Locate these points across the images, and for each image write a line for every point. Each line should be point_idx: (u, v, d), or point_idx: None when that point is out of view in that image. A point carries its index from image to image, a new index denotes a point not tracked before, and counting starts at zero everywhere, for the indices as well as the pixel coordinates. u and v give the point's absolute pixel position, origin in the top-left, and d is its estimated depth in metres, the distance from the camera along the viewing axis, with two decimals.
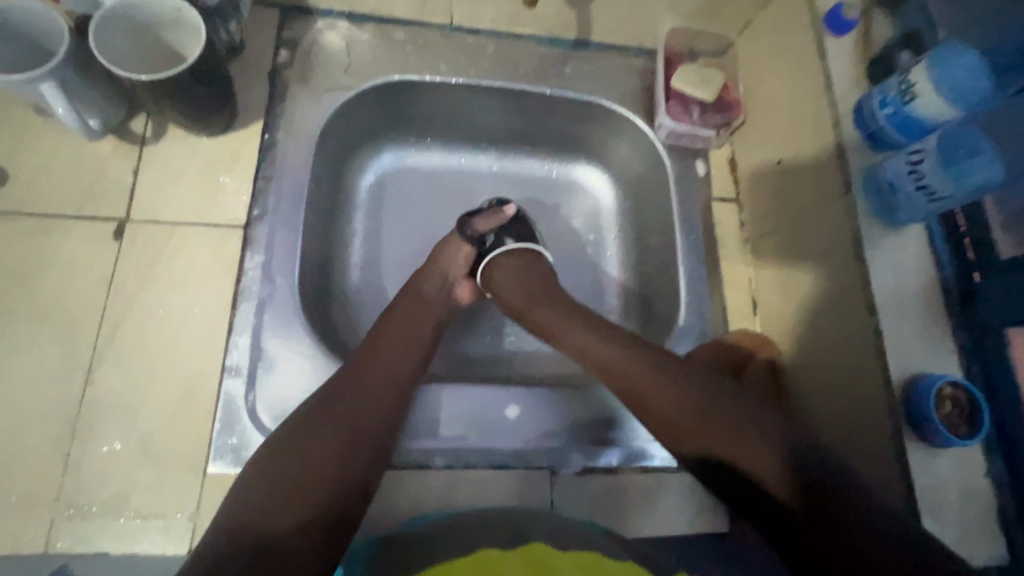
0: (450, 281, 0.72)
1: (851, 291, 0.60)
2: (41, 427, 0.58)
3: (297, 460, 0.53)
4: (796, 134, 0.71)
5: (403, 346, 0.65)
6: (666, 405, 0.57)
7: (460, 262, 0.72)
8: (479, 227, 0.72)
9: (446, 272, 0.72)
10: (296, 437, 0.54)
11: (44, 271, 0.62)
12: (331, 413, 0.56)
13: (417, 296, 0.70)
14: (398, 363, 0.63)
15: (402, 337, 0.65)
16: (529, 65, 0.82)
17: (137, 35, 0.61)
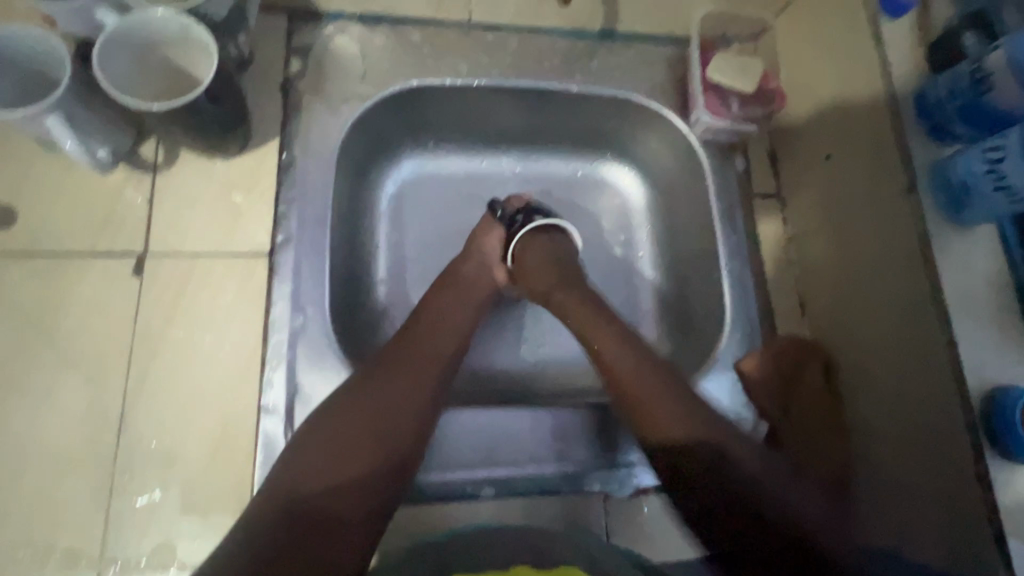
0: (486, 262, 0.69)
1: (919, 298, 0.57)
2: (75, 478, 0.56)
3: (331, 447, 0.51)
4: (848, 126, 0.66)
5: (426, 340, 0.60)
6: (660, 425, 0.55)
7: (493, 246, 0.70)
8: (512, 206, 0.72)
9: (482, 256, 0.70)
10: (334, 423, 0.53)
11: (64, 314, 0.59)
12: (364, 405, 0.54)
13: (459, 279, 0.67)
14: (432, 352, 0.60)
15: (433, 327, 0.62)
16: (554, 61, 0.76)
17: (142, 57, 0.57)
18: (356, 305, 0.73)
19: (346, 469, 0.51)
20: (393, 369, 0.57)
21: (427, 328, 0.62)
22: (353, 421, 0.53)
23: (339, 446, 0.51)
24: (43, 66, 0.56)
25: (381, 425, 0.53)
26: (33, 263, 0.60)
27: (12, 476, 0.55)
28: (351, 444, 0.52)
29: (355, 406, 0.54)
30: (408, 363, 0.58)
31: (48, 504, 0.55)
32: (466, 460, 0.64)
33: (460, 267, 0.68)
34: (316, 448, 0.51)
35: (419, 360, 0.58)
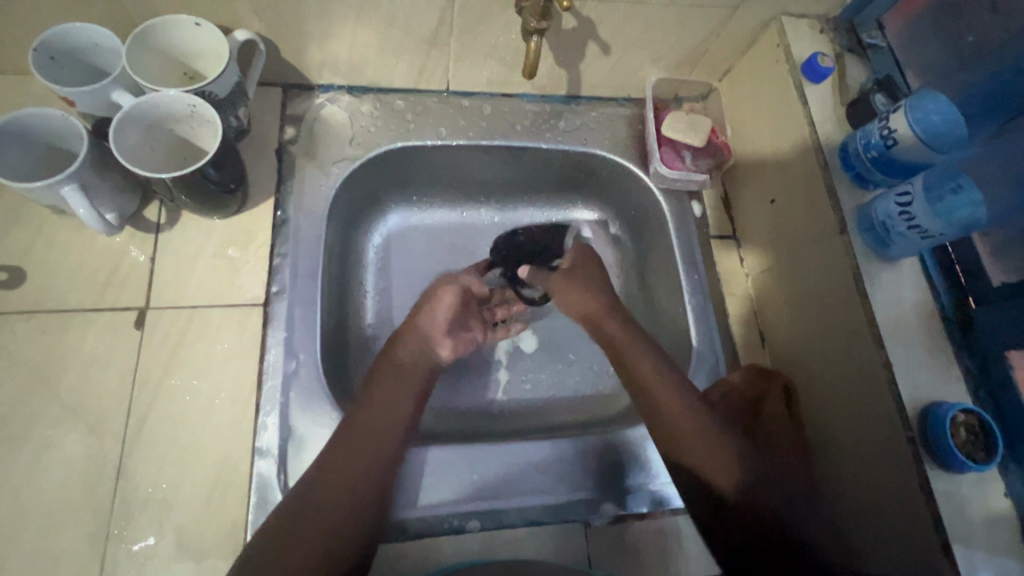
0: (431, 338, 0.71)
1: (855, 325, 0.63)
2: (73, 528, 0.57)
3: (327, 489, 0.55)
4: (785, 175, 0.75)
5: (407, 387, 0.66)
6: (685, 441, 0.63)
7: (436, 320, 0.72)
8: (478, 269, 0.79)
9: (425, 332, 0.70)
10: (327, 465, 0.57)
11: (67, 367, 0.63)
12: (307, 508, 0.53)
13: (395, 359, 0.67)
14: (378, 440, 0.60)
15: (378, 411, 0.62)
16: (524, 122, 0.85)
17: (152, 132, 0.63)
18: (346, 350, 0.78)
19: (299, 568, 0.50)
20: (335, 464, 0.57)
21: (400, 373, 0.66)
22: (303, 520, 0.53)
23: (292, 543, 0.51)
24: (59, 142, 0.61)
25: (326, 519, 0.53)
26: (38, 320, 0.64)
27: (11, 528, 0.57)
28: (300, 542, 0.51)
29: (301, 506, 0.54)
30: (355, 456, 0.58)
31: (45, 555, 0.56)
32: (452, 494, 0.66)
33: (399, 349, 0.68)
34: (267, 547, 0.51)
35: (367, 448, 0.59)
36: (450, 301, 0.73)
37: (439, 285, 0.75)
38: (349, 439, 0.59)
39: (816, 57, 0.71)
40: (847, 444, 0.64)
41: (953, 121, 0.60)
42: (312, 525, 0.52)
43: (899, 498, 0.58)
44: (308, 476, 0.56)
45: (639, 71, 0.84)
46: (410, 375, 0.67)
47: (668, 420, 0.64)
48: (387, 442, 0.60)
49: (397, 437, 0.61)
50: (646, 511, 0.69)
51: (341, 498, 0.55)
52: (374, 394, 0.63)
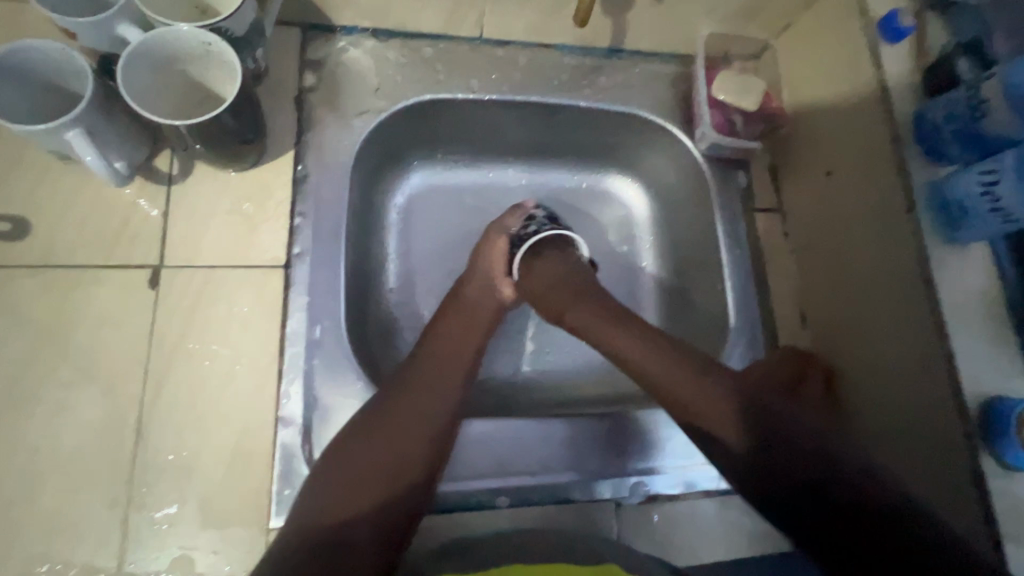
0: (490, 282, 0.69)
1: (914, 312, 0.60)
2: (92, 493, 0.55)
3: (354, 467, 0.53)
4: (845, 146, 0.70)
5: (449, 361, 0.62)
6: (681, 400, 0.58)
7: (497, 259, 0.70)
8: (513, 224, 0.71)
9: (485, 277, 0.69)
10: (355, 440, 0.55)
11: (78, 327, 0.59)
12: (373, 438, 0.55)
13: (464, 301, 0.68)
14: (442, 380, 0.60)
15: (441, 355, 0.62)
16: (562, 76, 0.78)
17: (163, 73, 0.57)
18: (368, 315, 0.74)
19: (368, 487, 0.52)
20: (402, 401, 0.58)
21: (441, 347, 0.63)
22: (362, 448, 0.54)
23: (358, 467, 0.53)
24: (61, 80, 0.56)
25: (390, 450, 0.54)
26: (46, 276, 0.60)
27: (28, 491, 0.55)
28: (367, 467, 0.53)
29: (368, 435, 0.55)
30: (420, 395, 0.58)
31: (64, 519, 0.55)
32: (480, 468, 0.65)
33: (464, 291, 0.69)
34: (336, 468, 0.53)
35: (432, 388, 0.59)
36: (507, 242, 0.70)
37: (494, 228, 0.72)
38: (416, 380, 0.59)
39: (896, 14, 0.64)
40: (891, 431, 0.63)
41: None
42: (380, 454, 0.54)
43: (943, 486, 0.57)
44: (374, 410, 0.57)
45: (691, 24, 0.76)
46: (474, 318, 0.67)
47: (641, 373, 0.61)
48: (449, 384, 0.60)
49: (437, 412, 0.58)
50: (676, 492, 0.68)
51: (408, 429, 0.56)
52: (440, 337, 0.64)
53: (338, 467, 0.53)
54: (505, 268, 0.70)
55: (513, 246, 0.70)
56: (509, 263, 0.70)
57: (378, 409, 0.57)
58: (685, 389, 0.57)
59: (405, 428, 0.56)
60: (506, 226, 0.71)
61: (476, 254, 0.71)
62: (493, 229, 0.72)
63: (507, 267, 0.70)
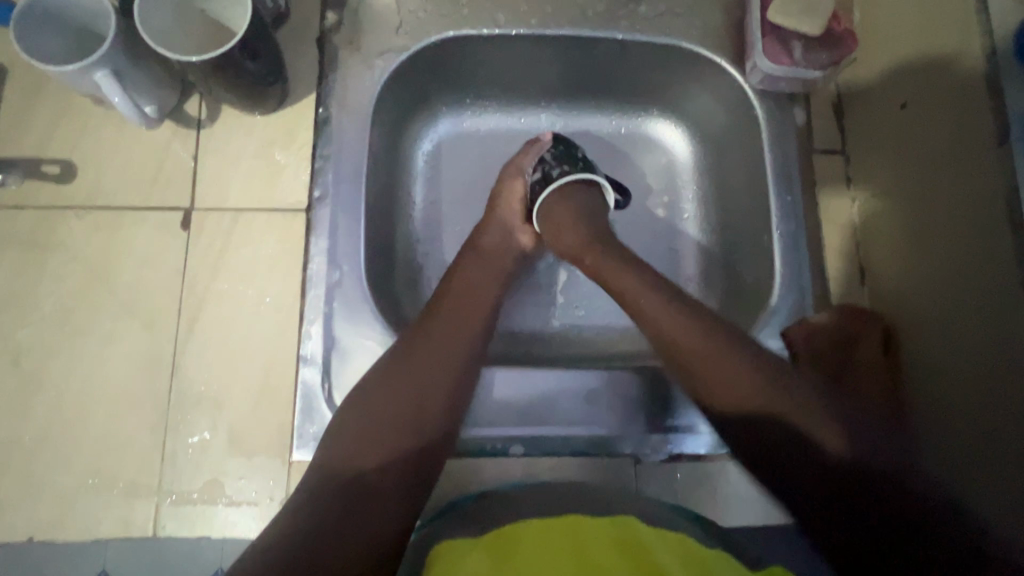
0: (510, 229, 0.68)
1: (999, 262, 0.50)
2: (136, 418, 0.60)
3: (373, 412, 0.53)
4: (928, 71, 0.59)
5: (468, 308, 0.61)
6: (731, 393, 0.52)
7: (515, 204, 0.68)
8: (525, 165, 0.69)
9: (505, 223, 0.68)
10: (376, 383, 0.55)
11: (119, 265, 0.63)
12: (390, 387, 0.54)
13: (484, 248, 0.66)
14: (459, 330, 0.59)
15: (459, 305, 0.61)
16: (597, 6, 0.71)
17: (182, 12, 0.58)
18: (392, 262, 0.73)
19: (381, 440, 0.52)
20: (420, 350, 0.57)
21: (463, 294, 0.62)
22: (378, 398, 0.54)
23: (375, 418, 0.53)
24: (90, 23, 0.58)
25: (402, 399, 0.54)
26: (91, 216, 0.64)
27: (82, 412, 0.60)
28: (383, 418, 0.53)
29: (385, 384, 0.54)
30: (436, 344, 0.57)
31: (113, 439, 0.60)
32: (498, 416, 0.64)
33: (482, 238, 0.67)
34: (352, 415, 0.53)
35: (448, 336, 0.58)
36: (524, 186, 0.68)
37: (509, 171, 0.70)
38: (432, 330, 0.58)
39: None
40: (969, 401, 0.54)
41: None
42: (393, 404, 0.53)
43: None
44: (392, 357, 0.56)
45: None
46: (497, 268, 0.65)
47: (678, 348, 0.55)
48: (466, 333, 0.59)
49: (457, 361, 0.57)
50: (702, 452, 0.65)
51: (422, 379, 0.55)
52: (462, 284, 0.63)
53: (352, 416, 0.53)
54: (523, 213, 0.68)
55: (531, 190, 0.67)
56: (526, 208, 0.68)
57: (399, 353, 0.56)
58: (735, 378, 0.52)
59: (427, 376, 0.55)
60: (520, 167, 0.69)
61: (493, 201, 0.69)
62: (508, 172, 0.70)
63: (523, 213, 0.68)
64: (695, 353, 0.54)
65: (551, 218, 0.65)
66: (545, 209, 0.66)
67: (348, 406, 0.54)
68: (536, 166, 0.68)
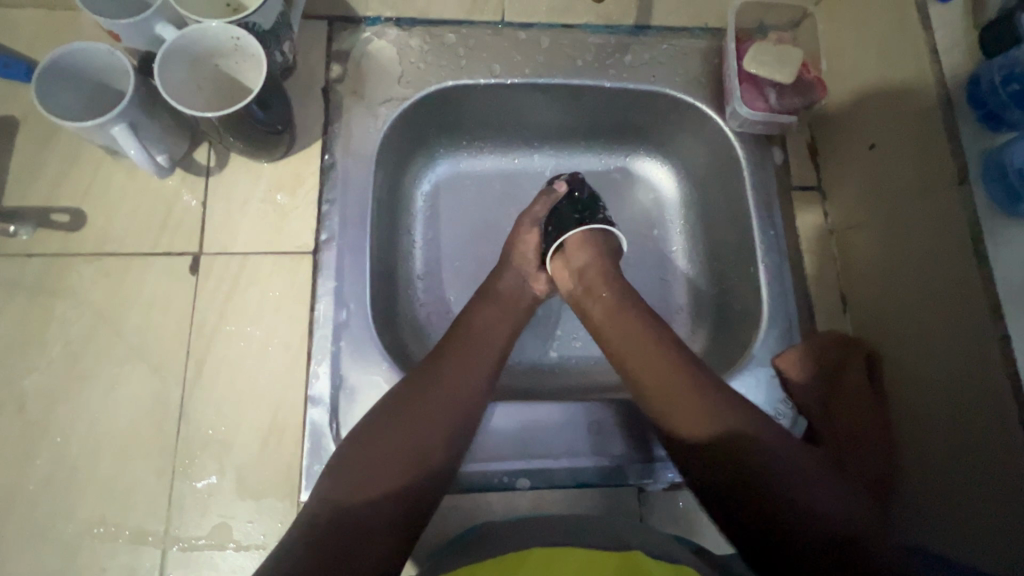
0: (525, 275, 0.70)
1: (969, 293, 0.55)
2: (143, 463, 0.60)
3: (371, 455, 0.53)
4: (891, 115, 0.65)
5: (474, 354, 0.62)
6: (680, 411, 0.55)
7: (529, 254, 0.71)
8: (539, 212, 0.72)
9: (520, 269, 0.70)
10: (378, 425, 0.56)
11: (128, 311, 0.64)
12: (393, 428, 0.55)
13: (493, 295, 0.68)
14: (468, 369, 0.61)
15: (465, 350, 0.62)
16: (586, 56, 0.76)
17: (197, 69, 0.61)
18: (394, 300, 0.75)
19: (381, 480, 0.52)
20: (424, 387, 0.58)
21: (469, 339, 0.63)
22: (382, 437, 0.55)
23: (374, 459, 0.53)
24: (107, 79, 0.60)
25: (401, 448, 0.54)
26: (100, 262, 0.65)
27: (87, 459, 0.60)
28: (387, 456, 0.54)
29: (385, 426, 0.55)
30: (438, 383, 0.59)
31: (119, 485, 0.59)
32: (501, 451, 0.65)
33: (499, 282, 0.69)
34: (353, 454, 0.54)
35: (457, 374, 0.60)
36: (538, 236, 0.71)
37: (525, 220, 0.72)
38: (439, 369, 0.60)
39: None
40: (946, 426, 0.58)
41: None
42: (400, 443, 0.54)
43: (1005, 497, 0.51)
44: (394, 401, 0.57)
45: None
46: (503, 313, 0.67)
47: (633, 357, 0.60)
48: (474, 373, 0.61)
49: (461, 406, 0.58)
50: None
51: (428, 419, 0.56)
52: (470, 328, 0.65)
53: (354, 459, 0.53)
54: (538, 263, 0.71)
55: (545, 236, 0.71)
56: (541, 256, 0.71)
57: (402, 398, 0.58)
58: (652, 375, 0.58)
59: (430, 419, 0.56)
60: (534, 217, 0.72)
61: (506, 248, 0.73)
62: (522, 222, 0.72)
63: (538, 261, 0.71)
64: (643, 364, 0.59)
65: (568, 263, 0.68)
66: (559, 256, 0.69)
67: (348, 450, 0.55)
68: (547, 217, 0.71)
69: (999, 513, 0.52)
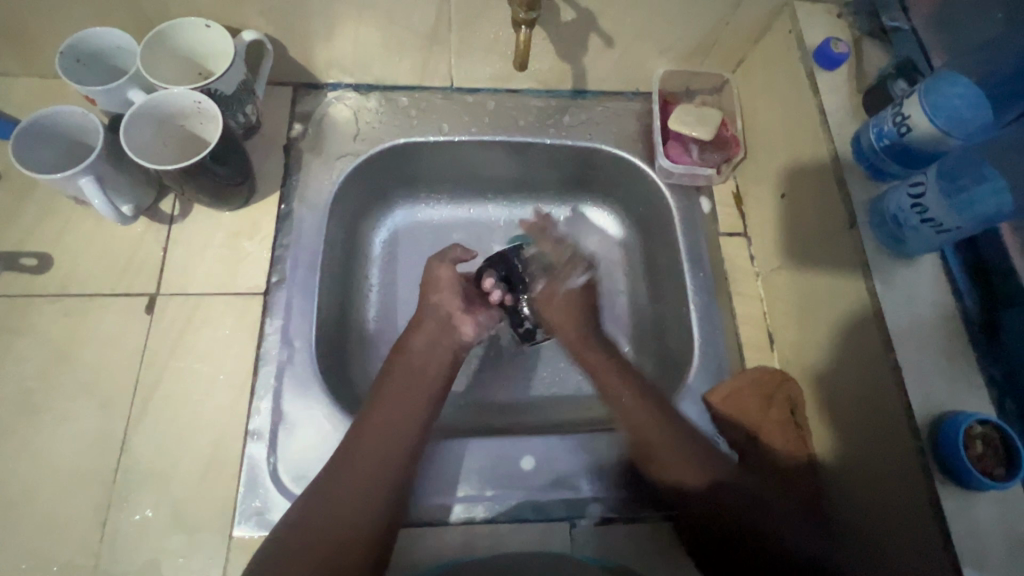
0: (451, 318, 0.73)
1: (865, 324, 0.59)
2: (80, 497, 0.61)
3: (348, 480, 0.58)
4: (795, 168, 0.71)
5: (419, 374, 0.68)
6: (671, 470, 0.64)
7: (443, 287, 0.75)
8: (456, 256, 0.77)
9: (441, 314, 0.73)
10: (345, 451, 0.60)
11: (82, 348, 0.67)
12: (355, 463, 0.59)
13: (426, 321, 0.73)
14: (413, 391, 0.66)
15: (406, 374, 0.67)
16: (528, 117, 0.84)
17: (164, 128, 0.68)
18: (343, 339, 0.79)
19: (359, 499, 0.57)
20: (370, 423, 0.62)
21: (410, 364, 0.68)
22: (354, 463, 0.59)
23: (349, 492, 0.58)
24: (81, 137, 0.67)
25: (370, 468, 0.59)
26: (61, 303, 0.69)
27: (25, 493, 0.61)
28: (362, 488, 0.58)
29: (348, 451, 0.60)
30: (387, 413, 0.63)
31: (55, 520, 0.60)
32: (444, 487, 0.67)
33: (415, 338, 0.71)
34: (326, 481, 0.58)
35: (404, 396, 0.65)
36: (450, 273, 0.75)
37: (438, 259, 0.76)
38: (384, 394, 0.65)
39: (828, 42, 0.67)
40: (858, 450, 0.60)
41: (981, 108, 0.56)
42: (373, 461, 0.59)
43: (921, 541, 0.52)
44: (354, 428, 0.62)
45: (647, 64, 0.82)
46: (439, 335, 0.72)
47: (635, 418, 0.67)
48: (418, 395, 0.66)
49: (414, 422, 0.64)
50: (634, 514, 0.66)
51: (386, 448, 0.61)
52: (411, 353, 0.70)
53: (332, 483, 0.58)
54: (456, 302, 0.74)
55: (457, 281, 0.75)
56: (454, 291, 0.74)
57: (357, 426, 0.62)
58: (666, 447, 0.64)
59: (392, 434, 0.62)
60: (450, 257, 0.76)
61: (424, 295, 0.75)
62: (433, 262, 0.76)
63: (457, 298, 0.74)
64: (643, 427, 0.66)
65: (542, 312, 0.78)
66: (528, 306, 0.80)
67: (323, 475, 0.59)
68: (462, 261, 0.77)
69: (896, 528, 0.55)
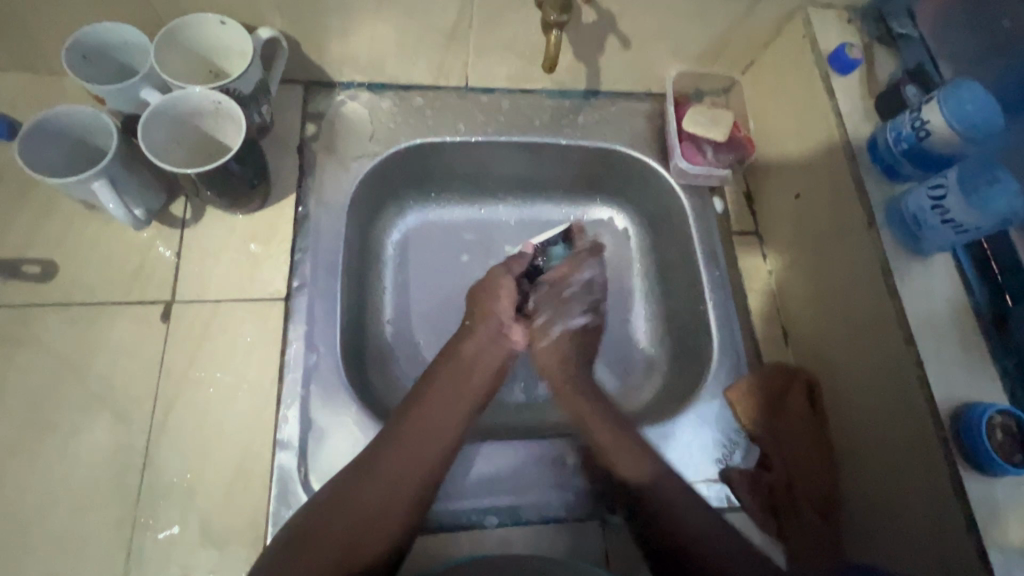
0: (502, 327, 0.73)
1: (885, 321, 0.61)
2: (101, 515, 0.59)
3: (378, 479, 0.58)
4: (809, 169, 0.73)
5: (465, 379, 0.68)
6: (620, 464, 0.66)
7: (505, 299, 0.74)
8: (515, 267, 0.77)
9: (496, 320, 0.73)
10: (382, 450, 0.59)
11: (94, 360, 0.64)
12: (388, 461, 0.58)
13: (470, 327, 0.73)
14: (458, 396, 0.66)
15: (453, 378, 0.67)
16: (543, 118, 0.84)
17: (178, 129, 0.65)
18: (363, 343, 0.78)
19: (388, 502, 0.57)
20: (411, 425, 0.62)
21: (456, 368, 0.68)
22: (388, 464, 0.58)
23: (375, 489, 0.57)
24: (89, 138, 0.64)
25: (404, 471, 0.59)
26: (69, 312, 0.65)
27: (41, 514, 0.58)
28: (387, 487, 0.57)
29: (387, 450, 0.59)
30: (427, 414, 0.63)
31: (75, 540, 0.58)
32: (470, 488, 0.67)
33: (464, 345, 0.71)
34: (358, 477, 0.57)
35: (449, 401, 0.65)
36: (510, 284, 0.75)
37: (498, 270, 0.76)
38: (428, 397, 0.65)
39: (843, 47, 0.69)
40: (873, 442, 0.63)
41: (992, 113, 0.59)
42: (411, 463, 0.59)
43: (938, 534, 0.55)
44: (392, 429, 0.61)
45: (661, 66, 0.83)
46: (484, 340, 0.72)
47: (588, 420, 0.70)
48: (462, 400, 0.66)
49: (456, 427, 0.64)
50: None
51: (417, 456, 0.60)
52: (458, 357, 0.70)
53: (363, 481, 0.57)
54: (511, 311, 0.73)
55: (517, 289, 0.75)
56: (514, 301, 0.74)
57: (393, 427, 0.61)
58: (620, 444, 0.67)
59: (431, 438, 0.61)
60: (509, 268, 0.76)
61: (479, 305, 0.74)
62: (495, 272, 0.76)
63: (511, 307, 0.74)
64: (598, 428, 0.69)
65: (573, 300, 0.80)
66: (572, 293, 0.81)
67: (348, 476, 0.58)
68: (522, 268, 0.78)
69: (911, 518, 0.58)
